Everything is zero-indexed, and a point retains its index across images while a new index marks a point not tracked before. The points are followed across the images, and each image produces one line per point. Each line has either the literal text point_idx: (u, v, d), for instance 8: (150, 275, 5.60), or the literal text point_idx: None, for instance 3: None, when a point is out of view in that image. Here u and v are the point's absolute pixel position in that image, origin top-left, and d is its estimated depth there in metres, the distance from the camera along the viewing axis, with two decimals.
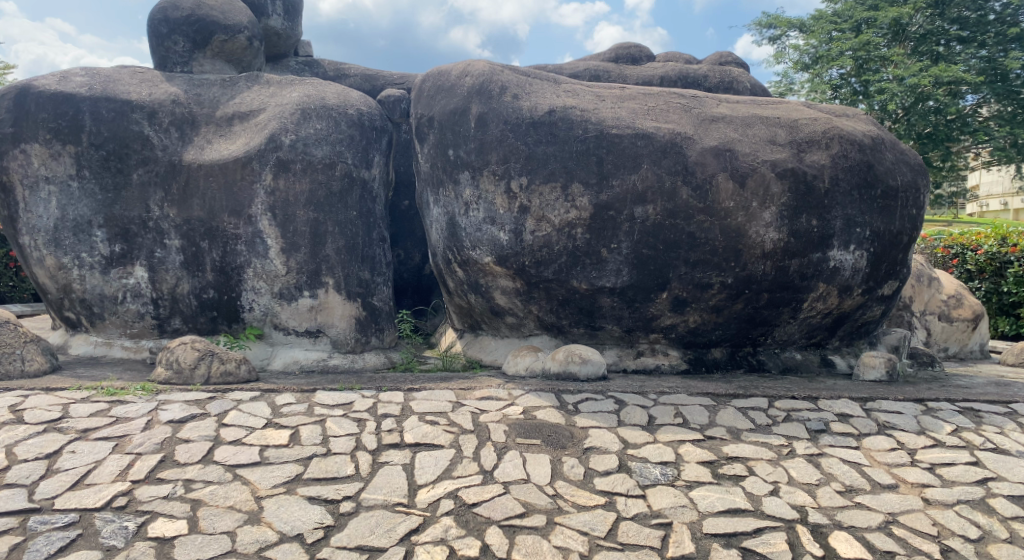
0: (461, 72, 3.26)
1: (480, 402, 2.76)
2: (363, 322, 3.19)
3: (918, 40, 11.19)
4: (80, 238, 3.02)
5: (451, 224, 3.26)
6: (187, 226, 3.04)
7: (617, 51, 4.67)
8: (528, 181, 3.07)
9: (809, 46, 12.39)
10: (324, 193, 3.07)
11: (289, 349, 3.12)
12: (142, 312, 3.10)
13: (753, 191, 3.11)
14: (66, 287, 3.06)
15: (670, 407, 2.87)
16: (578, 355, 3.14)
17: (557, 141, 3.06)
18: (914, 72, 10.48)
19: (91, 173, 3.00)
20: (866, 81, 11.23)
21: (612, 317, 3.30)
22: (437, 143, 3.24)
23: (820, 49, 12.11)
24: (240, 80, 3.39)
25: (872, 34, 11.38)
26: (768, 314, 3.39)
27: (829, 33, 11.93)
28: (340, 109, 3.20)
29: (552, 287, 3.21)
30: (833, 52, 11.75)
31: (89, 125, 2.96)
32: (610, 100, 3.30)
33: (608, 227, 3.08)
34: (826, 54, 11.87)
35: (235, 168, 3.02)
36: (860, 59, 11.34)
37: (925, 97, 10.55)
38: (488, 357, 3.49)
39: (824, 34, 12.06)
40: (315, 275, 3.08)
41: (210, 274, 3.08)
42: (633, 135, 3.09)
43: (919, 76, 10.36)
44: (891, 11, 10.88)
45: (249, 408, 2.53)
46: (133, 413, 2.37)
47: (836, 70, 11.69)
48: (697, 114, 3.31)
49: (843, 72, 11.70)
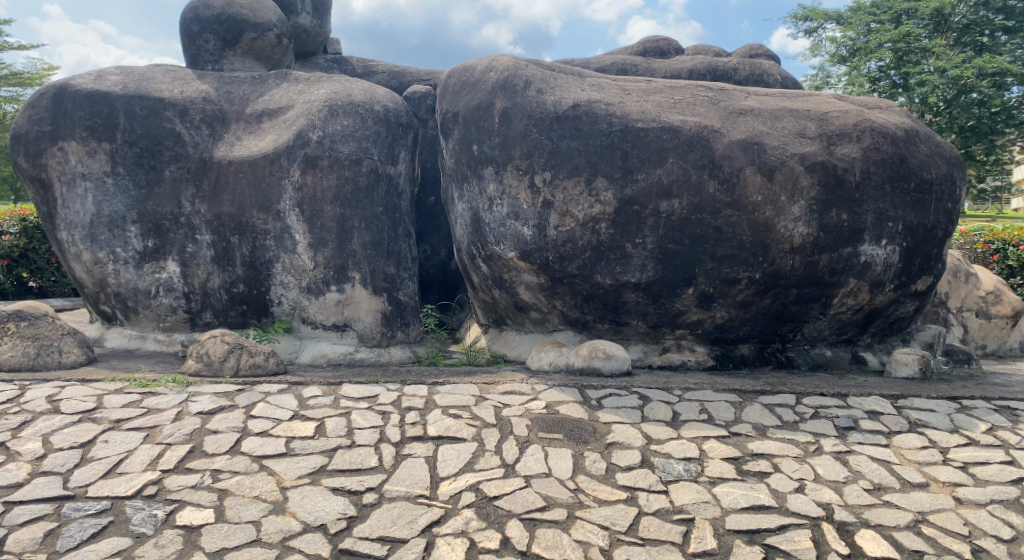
0: (486, 67, 3.26)
1: (504, 396, 2.77)
2: (389, 316, 3.22)
3: (961, 30, 10.81)
4: (115, 233, 3.10)
5: (475, 219, 3.27)
6: (218, 222, 3.11)
7: (646, 44, 4.62)
8: (552, 176, 3.06)
9: (846, 38, 12.09)
10: (350, 189, 3.11)
11: (316, 343, 3.16)
12: (175, 306, 3.18)
13: (782, 185, 3.05)
14: (102, 282, 3.15)
15: (695, 403, 2.83)
16: (602, 351, 3.12)
17: (581, 135, 3.04)
18: (957, 64, 10.18)
19: (125, 169, 3.08)
20: (905, 73, 10.92)
21: (637, 313, 3.27)
22: (461, 138, 3.25)
23: (858, 41, 11.79)
24: (269, 78, 3.45)
25: (913, 25, 11.03)
26: (797, 310, 3.32)
27: (867, 24, 11.61)
28: (366, 105, 3.23)
29: (576, 282, 3.20)
30: (871, 44, 11.44)
31: (123, 123, 3.04)
32: (636, 94, 3.25)
33: (632, 221, 3.05)
34: (865, 45, 11.57)
35: (264, 164, 3.08)
36: (899, 51, 11.00)
37: (969, 89, 10.23)
38: (513, 352, 3.48)
39: (862, 25, 11.74)
40: (342, 270, 3.13)
41: (240, 269, 3.15)
42: (659, 128, 3.05)
43: (961, 68, 10.03)
44: (933, 1, 10.55)
45: (277, 400, 2.58)
46: (164, 405, 2.44)
47: (875, 62, 11.39)
48: (725, 107, 3.24)
49: (882, 65, 11.36)
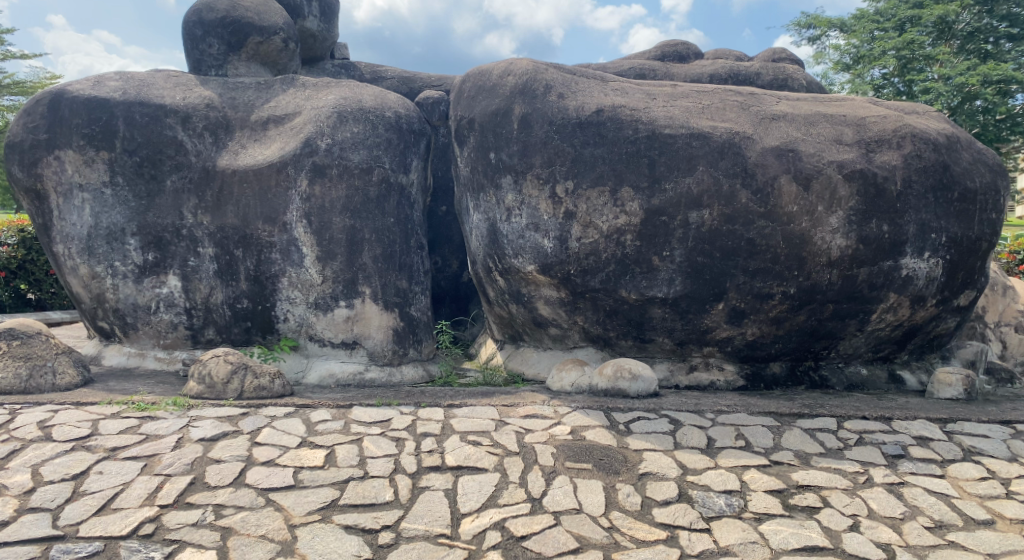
0: (503, 71, 3.10)
1: (525, 420, 2.58)
2: (400, 333, 3.05)
3: (964, 38, 10.61)
4: (113, 246, 2.93)
5: (492, 230, 3.10)
6: (221, 234, 2.95)
7: (664, 48, 4.47)
8: (575, 185, 2.89)
9: (849, 46, 11.95)
10: (360, 200, 2.95)
11: (324, 361, 2.99)
12: (176, 323, 3.02)
13: (818, 195, 2.88)
14: (100, 297, 2.98)
15: (731, 428, 2.64)
16: (627, 371, 2.92)
17: (605, 142, 2.87)
18: (961, 72, 9.96)
19: (125, 179, 2.91)
20: (909, 81, 10.76)
21: (663, 330, 3.09)
22: (477, 145, 3.09)
23: (862, 49, 11.65)
24: (275, 83, 3.30)
25: (916, 33, 10.82)
26: (833, 327, 3.14)
27: (871, 32, 11.46)
28: (377, 111, 3.09)
29: (599, 296, 3.02)
30: (875, 52, 11.28)
31: (123, 130, 2.88)
32: (663, 99, 3.08)
33: (659, 233, 2.87)
34: (868, 53, 11.43)
35: (271, 173, 2.92)
36: (903, 58, 10.85)
37: (972, 98, 9.97)
38: (531, 371, 3.30)
39: (866, 33, 11.56)
40: (351, 284, 2.96)
41: (244, 284, 2.98)
42: (688, 135, 2.88)
43: (966, 75, 9.83)
44: (936, 9, 10.30)
45: (283, 425, 2.40)
46: (164, 430, 2.27)
47: (878, 70, 11.25)
48: (756, 112, 3.07)
49: (886, 72, 11.22)
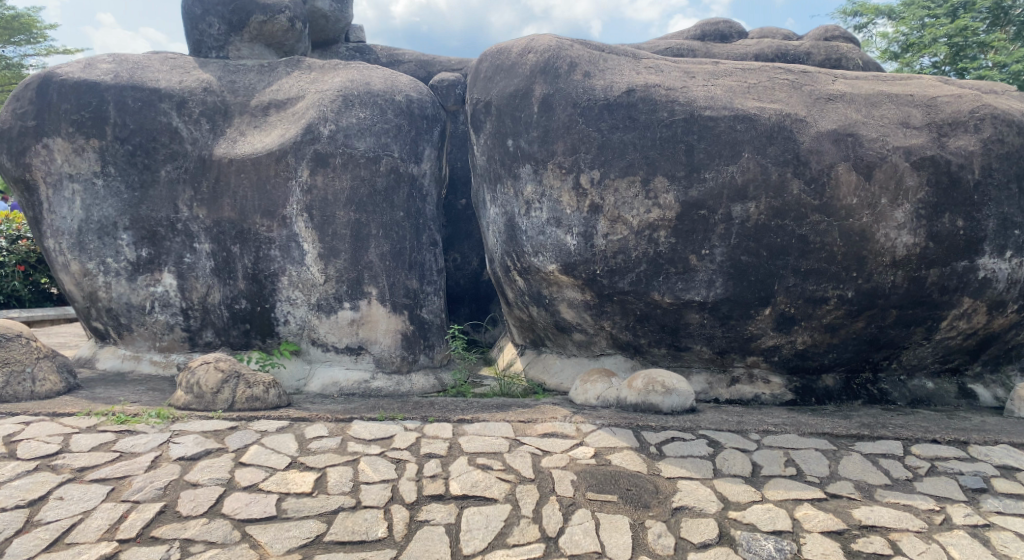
0: (523, 48, 2.80)
1: (544, 440, 2.30)
2: (409, 338, 2.80)
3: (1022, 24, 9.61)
4: (105, 242, 2.74)
5: (509, 225, 2.82)
6: (217, 229, 2.73)
7: (704, 27, 4.10)
8: (601, 174, 2.57)
9: (898, 33, 11.21)
10: (366, 192, 2.70)
11: (327, 368, 2.77)
12: (172, 324, 2.83)
13: (883, 185, 2.50)
14: (92, 296, 2.81)
15: (779, 453, 2.31)
16: (660, 384, 2.61)
17: (636, 125, 2.54)
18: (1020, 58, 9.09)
19: (116, 169, 2.70)
20: (962, 69, 10.00)
21: (701, 337, 2.76)
22: (494, 132, 2.80)
23: (911, 36, 10.91)
24: (279, 65, 3.06)
25: (969, 19, 10.00)
26: (896, 336, 2.76)
27: (922, 19, 10.69)
28: (385, 95, 2.83)
29: (628, 299, 2.71)
30: (925, 39, 10.54)
31: (113, 116, 2.66)
32: (702, 77, 2.71)
33: (697, 228, 2.54)
34: (918, 41, 10.72)
35: (269, 163, 2.68)
36: (955, 46, 10.10)
37: None
38: (553, 380, 3.01)
39: (916, 21, 10.78)
40: (356, 284, 2.72)
41: (242, 283, 2.76)
42: (731, 116, 2.51)
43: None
44: None
45: (274, 443, 2.17)
46: (140, 448, 2.07)
47: (927, 58, 10.53)
48: (811, 91, 2.67)
49: (936, 60, 10.51)
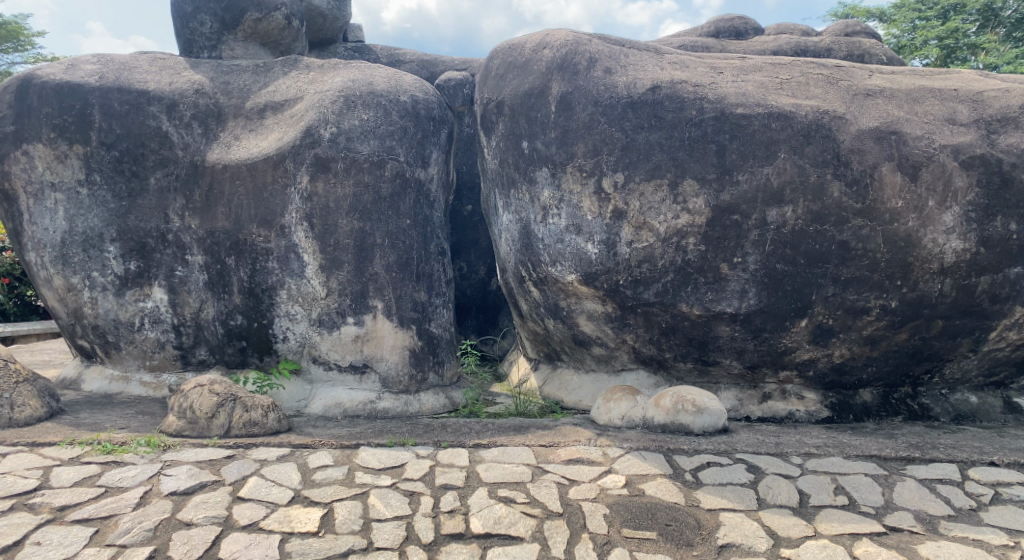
0: (537, 44, 2.62)
1: (569, 467, 2.10)
2: (418, 355, 2.61)
3: (1013, 26, 9.57)
4: (90, 254, 2.54)
5: (524, 232, 2.63)
6: (211, 240, 2.54)
7: (718, 24, 3.93)
8: (625, 177, 2.38)
9: (889, 36, 11.09)
10: (371, 198, 2.52)
11: (330, 388, 2.57)
12: (163, 342, 2.64)
13: (929, 187, 2.32)
14: (76, 312, 2.61)
15: (825, 479, 2.11)
16: (690, 402, 2.41)
17: (662, 125, 2.36)
18: (1013, 59, 8.95)
19: (102, 178, 2.51)
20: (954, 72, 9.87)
21: (731, 351, 2.58)
22: (507, 133, 2.62)
23: (902, 39, 10.69)
24: (275, 65, 2.87)
25: (961, 21, 9.87)
26: (940, 348, 2.57)
27: (913, 22, 10.51)
28: (390, 96, 2.65)
29: (653, 312, 2.52)
30: (916, 41, 10.33)
31: (99, 120, 2.47)
32: (731, 73, 2.53)
33: (729, 234, 2.36)
34: (908, 43, 10.48)
35: (266, 169, 2.49)
36: (947, 48, 9.97)
37: None
38: (570, 398, 2.82)
39: (907, 23, 10.59)
40: (361, 297, 2.53)
41: (238, 297, 2.57)
42: (766, 114, 2.32)
43: (1015, 63, 8.80)
44: None
45: (274, 474, 1.95)
46: (129, 481, 1.82)
47: (919, 61, 10.39)
48: (847, 87, 2.49)
49: (929, 63, 10.38)
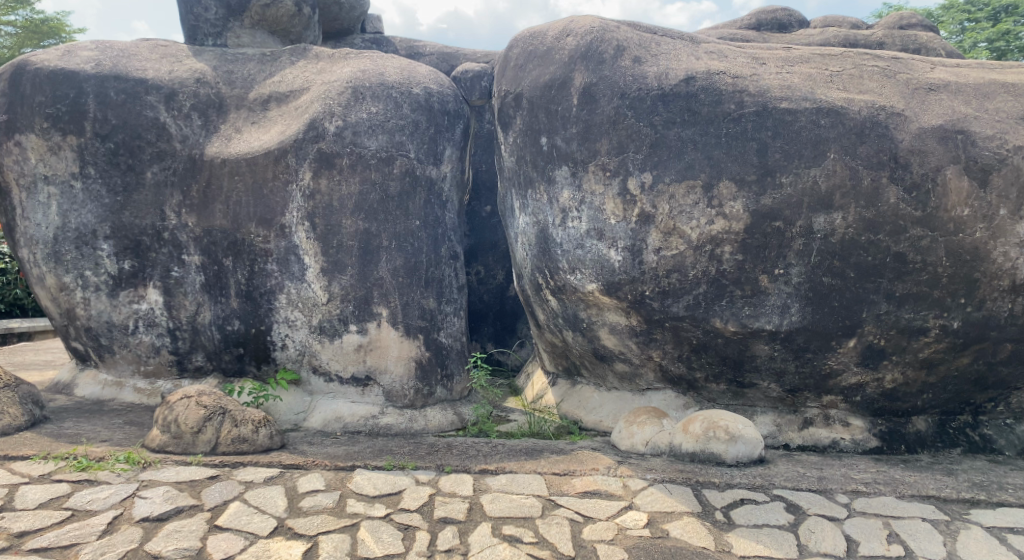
0: (561, 32, 2.41)
1: (584, 501, 1.88)
2: (425, 367, 2.42)
3: None
4: (83, 252, 2.42)
5: (542, 237, 2.43)
6: (208, 239, 2.39)
7: (759, 16, 3.67)
8: (654, 178, 2.15)
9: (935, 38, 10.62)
10: (377, 197, 2.34)
11: (330, 401, 2.40)
12: (158, 346, 2.50)
13: (1001, 193, 2.03)
14: (69, 313, 2.49)
15: (878, 523, 1.85)
16: (722, 429, 2.18)
17: (697, 120, 2.12)
18: None
19: (96, 171, 2.38)
20: None
21: (769, 372, 2.33)
22: (525, 128, 2.42)
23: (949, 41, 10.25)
24: (283, 55, 2.72)
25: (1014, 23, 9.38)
26: (1008, 374, 2.28)
27: (961, 23, 10.06)
28: (401, 87, 2.47)
29: (682, 327, 2.29)
30: (963, 44, 9.86)
31: (93, 110, 2.33)
32: (775, 63, 2.28)
33: (770, 243, 2.12)
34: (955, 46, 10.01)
35: (266, 164, 2.32)
36: (996, 50, 9.47)
37: None
38: (590, 417, 2.60)
39: (955, 25, 10.18)
40: (365, 304, 2.35)
41: (235, 301, 2.41)
42: (814, 109, 2.07)
43: None
44: None
45: (258, 499, 1.78)
46: (98, 504, 1.68)
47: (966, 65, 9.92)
48: (908, 80, 2.22)
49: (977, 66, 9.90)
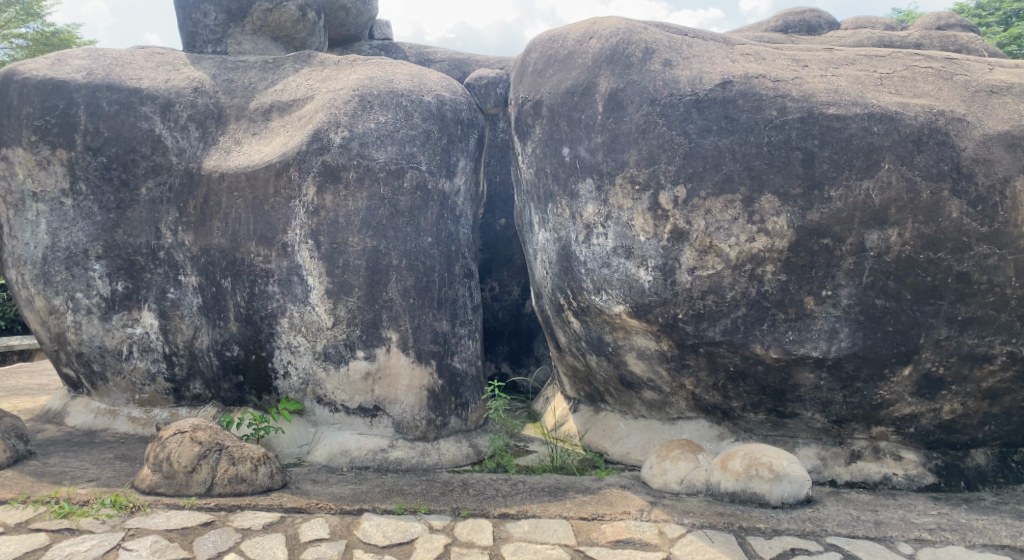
0: (583, 35, 2.25)
1: (617, 551, 1.68)
2: (439, 396, 2.24)
3: None
4: (74, 273, 2.27)
5: (565, 255, 2.26)
6: (206, 259, 2.23)
7: (786, 18, 3.49)
8: (688, 191, 1.97)
9: None
10: (386, 213, 2.17)
11: (337, 433, 2.24)
12: (153, 372, 2.34)
13: None
14: (59, 337, 2.33)
15: None
16: (766, 466, 1.98)
17: (735, 128, 1.94)
18: None
19: (87, 187, 2.23)
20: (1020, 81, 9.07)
21: (813, 402, 2.13)
22: (546, 138, 2.24)
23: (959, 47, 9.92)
24: (286, 62, 2.57)
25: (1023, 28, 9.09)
26: None
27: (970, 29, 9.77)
28: (412, 95, 2.31)
29: (718, 353, 2.10)
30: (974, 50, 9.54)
31: (84, 122, 2.19)
32: (818, 65, 2.10)
33: (817, 262, 1.92)
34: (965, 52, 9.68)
35: (267, 179, 2.16)
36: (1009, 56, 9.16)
37: None
38: (616, 449, 2.42)
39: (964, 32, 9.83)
40: (373, 328, 2.18)
41: (234, 325, 2.25)
42: (866, 114, 1.88)
43: None
44: None
45: (254, 550, 1.59)
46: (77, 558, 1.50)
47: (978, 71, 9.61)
48: (966, 82, 2.02)
49: None
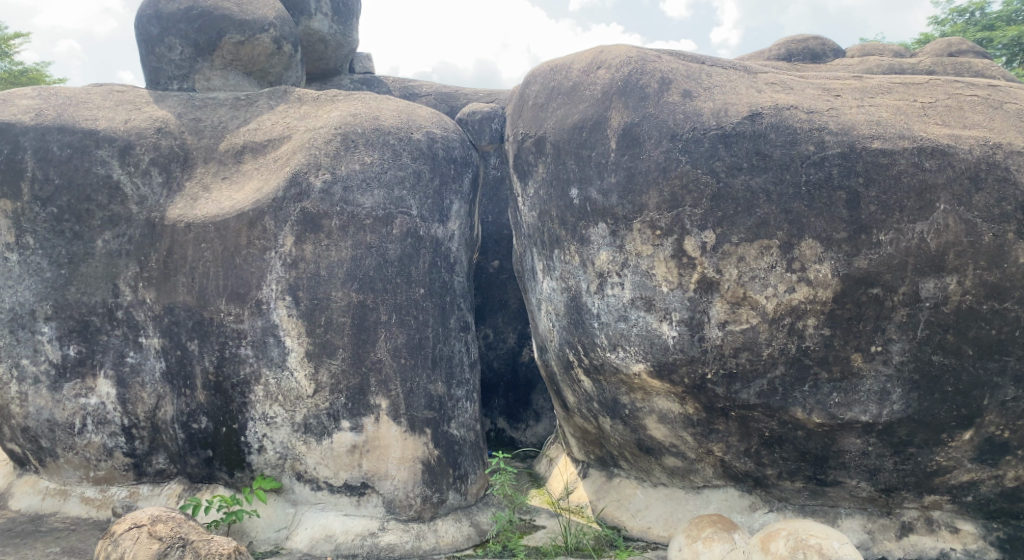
0: (589, 66, 2.05)
1: None
2: (434, 469, 1.96)
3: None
4: (19, 337, 2.01)
5: (574, 306, 2.03)
6: (168, 319, 1.97)
7: (789, 47, 3.32)
8: (715, 236, 1.74)
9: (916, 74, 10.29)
10: (374, 264, 1.93)
11: (319, 514, 1.96)
12: (110, 447, 2.06)
13: None
14: (3, 409, 2.06)
15: None
16: (814, 549, 1.66)
17: (769, 165, 1.73)
18: None
19: (35, 240, 1.99)
20: None
21: (861, 471, 1.87)
22: (551, 178, 2.03)
23: None
24: (260, 98, 2.34)
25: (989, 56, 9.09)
26: None
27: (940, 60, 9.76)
28: (402, 134, 2.09)
29: (752, 417, 1.85)
30: None
31: (32, 168, 1.96)
32: (852, 96, 1.90)
33: (865, 315, 1.69)
34: None
35: (239, 228, 1.92)
36: None
37: None
38: (636, 523, 2.14)
39: None
40: (359, 394, 1.92)
41: (201, 393, 1.98)
42: (914, 149, 1.67)
43: None
44: (1010, 31, 8.62)
45: None
46: None
47: None
48: (1019, 111, 1.81)
49: None
